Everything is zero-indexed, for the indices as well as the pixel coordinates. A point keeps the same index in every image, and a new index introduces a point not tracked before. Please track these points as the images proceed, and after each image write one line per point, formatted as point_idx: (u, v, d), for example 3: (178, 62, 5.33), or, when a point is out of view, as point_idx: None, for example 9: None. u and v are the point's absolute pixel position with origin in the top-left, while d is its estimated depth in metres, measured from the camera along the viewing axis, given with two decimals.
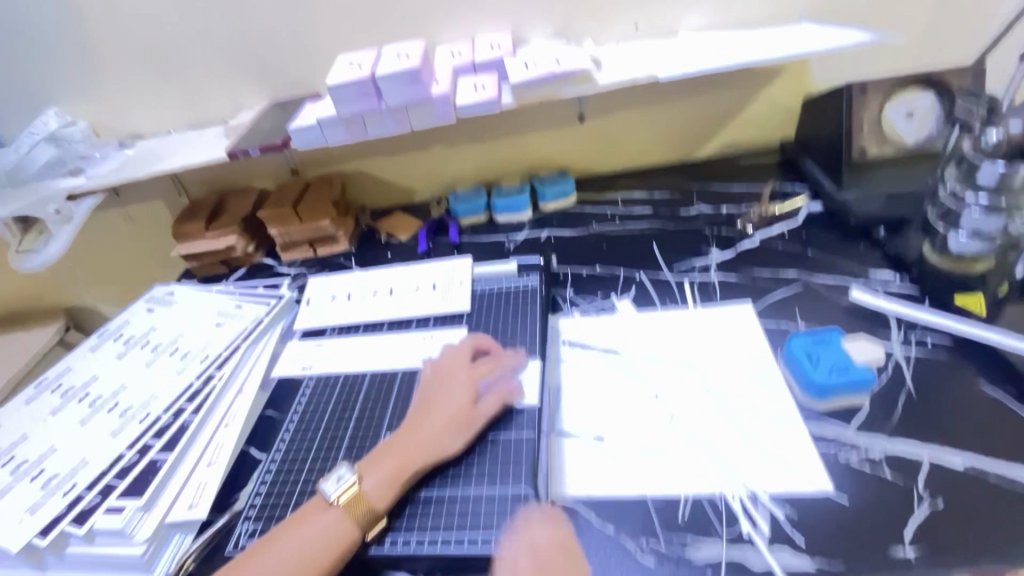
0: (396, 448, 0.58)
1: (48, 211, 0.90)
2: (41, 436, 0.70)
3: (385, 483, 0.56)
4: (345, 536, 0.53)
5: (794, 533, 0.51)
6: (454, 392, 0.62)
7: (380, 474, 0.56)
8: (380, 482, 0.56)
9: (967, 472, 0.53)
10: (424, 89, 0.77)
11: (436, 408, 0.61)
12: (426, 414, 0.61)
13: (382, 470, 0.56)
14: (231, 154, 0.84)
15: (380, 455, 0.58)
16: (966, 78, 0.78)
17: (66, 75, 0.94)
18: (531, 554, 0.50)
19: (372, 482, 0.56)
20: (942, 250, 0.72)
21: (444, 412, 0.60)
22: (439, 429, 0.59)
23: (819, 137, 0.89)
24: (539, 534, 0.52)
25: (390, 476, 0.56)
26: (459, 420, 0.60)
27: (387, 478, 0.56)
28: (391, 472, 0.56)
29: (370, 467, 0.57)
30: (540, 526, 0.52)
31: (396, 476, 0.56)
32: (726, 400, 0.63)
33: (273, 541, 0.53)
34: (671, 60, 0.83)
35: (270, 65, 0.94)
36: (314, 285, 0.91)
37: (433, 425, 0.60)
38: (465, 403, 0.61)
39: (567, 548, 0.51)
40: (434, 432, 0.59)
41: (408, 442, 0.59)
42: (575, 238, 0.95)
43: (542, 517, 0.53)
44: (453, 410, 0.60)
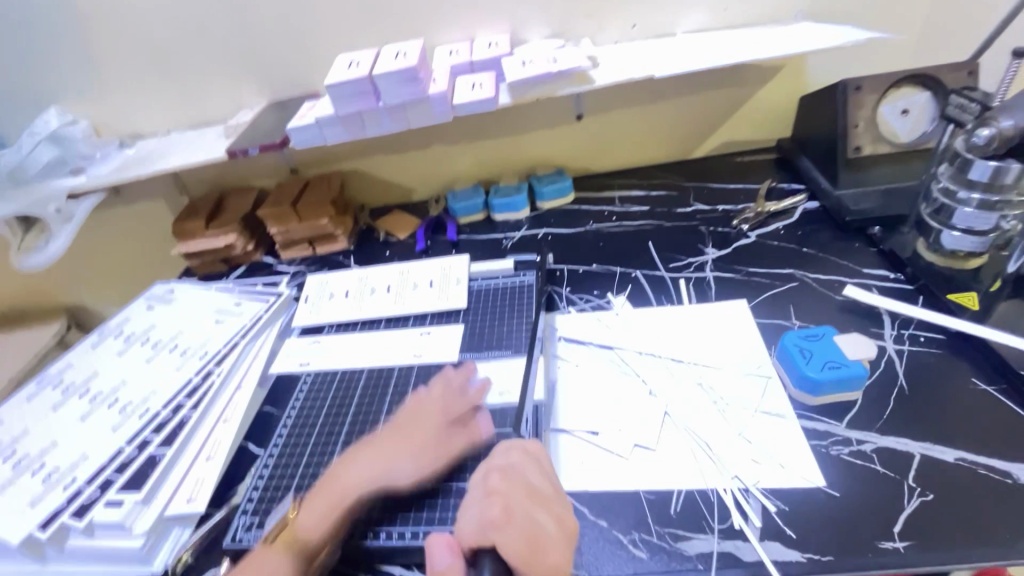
0: (339, 479, 0.58)
1: (49, 210, 0.92)
2: (42, 431, 0.70)
3: (320, 519, 0.55)
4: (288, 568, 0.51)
5: (785, 526, 0.51)
6: (408, 419, 0.62)
7: (317, 510, 0.55)
8: (315, 518, 0.55)
9: (958, 465, 0.53)
10: (421, 89, 0.78)
11: (389, 435, 0.61)
12: (376, 443, 0.61)
13: (319, 506, 0.56)
14: (230, 153, 0.85)
15: (319, 490, 0.58)
16: (960, 76, 0.79)
17: (68, 75, 0.95)
18: (497, 477, 0.50)
19: (308, 518, 0.55)
20: (937, 247, 0.73)
21: (397, 438, 0.61)
22: (389, 457, 0.59)
23: (814, 136, 0.91)
24: (512, 463, 0.51)
25: (326, 512, 0.55)
26: (412, 447, 0.60)
27: (322, 514, 0.55)
28: (332, 505, 0.56)
29: (310, 503, 0.57)
30: (516, 453, 0.52)
31: (338, 505, 0.56)
32: (720, 395, 0.63)
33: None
34: (668, 58, 0.84)
35: (270, 65, 0.95)
36: (313, 282, 0.92)
37: (380, 454, 0.59)
38: (419, 430, 0.61)
39: (534, 482, 0.50)
40: (381, 459, 0.59)
41: (353, 473, 0.58)
42: (572, 236, 0.95)
43: (517, 447, 0.53)
44: (407, 438, 0.60)
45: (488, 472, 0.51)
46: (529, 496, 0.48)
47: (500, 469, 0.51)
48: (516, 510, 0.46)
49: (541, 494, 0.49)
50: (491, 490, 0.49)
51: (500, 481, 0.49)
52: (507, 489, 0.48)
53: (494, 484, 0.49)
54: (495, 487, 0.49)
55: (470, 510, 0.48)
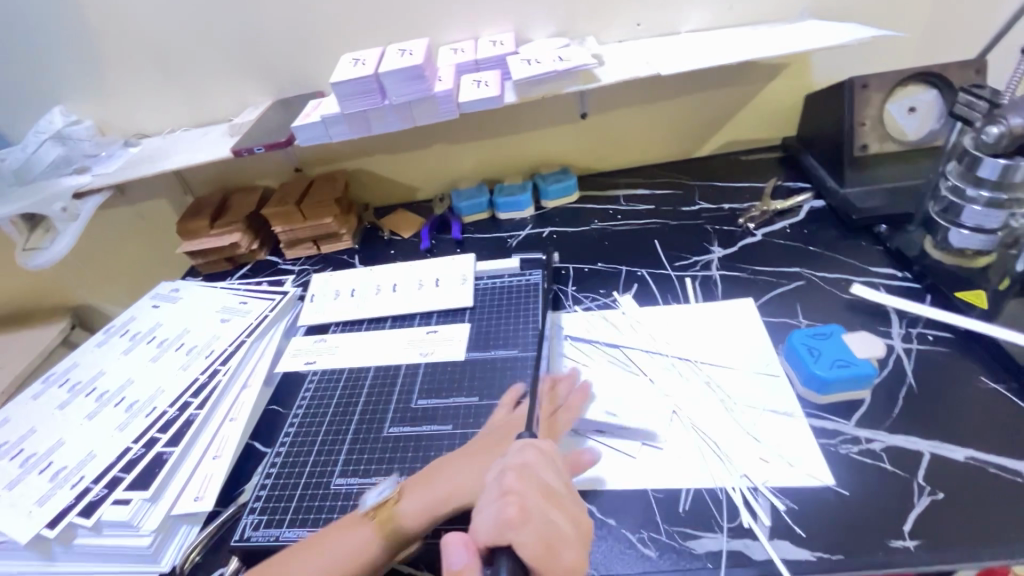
0: (450, 471, 0.56)
1: (54, 209, 0.91)
2: (49, 430, 0.70)
3: (421, 510, 0.54)
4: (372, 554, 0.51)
5: (794, 524, 0.51)
6: (526, 435, 0.58)
7: (421, 500, 0.54)
8: (417, 508, 0.54)
9: (968, 464, 0.53)
10: (426, 87, 0.78)
11: (505, 448, 0.57)
12: (488, 449, 0.57)
13: (423, 496, 0.55)
14: (235, 152, 0.85)
15: (425, 478, 0.56)
16: (968, 74, 0.78)
17: (73, 74, 0.95)
18: (513, 476, 0.47)
19: (410, 505, 0.54)
20: (945, 246, 0.73)
21: (510, 456, 0.57)
22: (496, 472, 0.55)
23: (819, 134, 0.91)
24: (527, 462, 0.49)
25: (428, 505, 0.54)
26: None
27: (424, 506, 0.54)
28: (432, 500, 0.54)
29: (414, 488, 0.56)
30: (531, 452, 0.50)
31: (435, 505, 0.54)
32: (727, 394, 0.63)
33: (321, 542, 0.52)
34: (674, 56, 0.83)
35: (274, 63, 0.95)
36: (318, 281, 0.92)
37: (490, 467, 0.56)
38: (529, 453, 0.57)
39: (550, 482, 0.48)
40: (488, 472, 0.55)
41: (462, 470, 0.56)
42: (577, 235, 0.95)
43: (532, 447, 0.51)
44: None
45: (503, 471, 0.48)
46: (544, 497, 0.46)
47: (516, 469, 0.48)
48: (533, 510, 0.44)
49: (556, 495, 0.47)
50: (507, 490, 0.46)
51: (517, 481, 0.47)
52: (525, 489, 0.46)
53: (511, 483, 0.46)
54: (511, 487, 0.46)
55: (484, 510, 0.45)
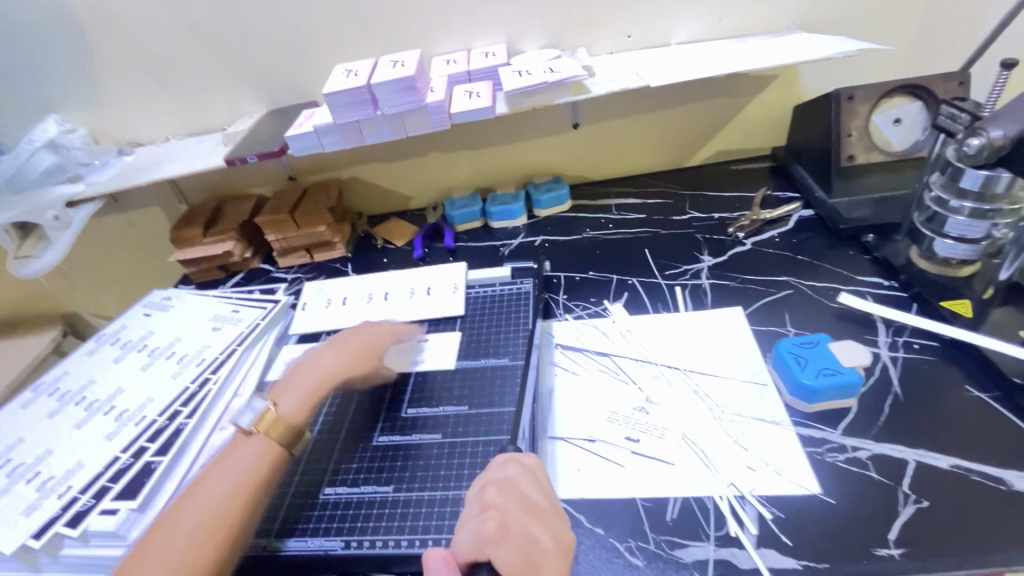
0: (309, 372, 0.66)
1: (47, 217, 0.91)
2: (37, 438, 0.70)
3: (298, 405, 0.62)
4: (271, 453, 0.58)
5: (781, 533, 0.51)
6: (363, 332, 0.72)
7: (293, 399, 0.63)
8: (294, 405, 0.62)
9: (952, 472, 0.53)
10: (419, 97, 0.78)
11: (350, 341, 0.70)
12: (329, 348, 0.70)
13: (295, 397, 0.63)
14: (228, 161, 0.85)
15: (288, 385, 0.64)
16: (951, 86, 0.80)
17: (68, 83, 0.95)
18: (494, 491, 0.48)
19: (287, 406, 0.62)
20: (930, 255, 0.74)
21: (357, 344, 0.70)
22: (348, 356, 0.68)
23: (807, 145, 0.92)
24: (508, 476, 0.49)
25: (303, 400, 0.63)
26: (367, 354, 0.70)
27: (299, 402, 0.63)
28: (304, 395, 0.63)
29: (282, 395, 0.63)
30: (513, 466, 0.50)
31: (310, 399, 0.63)
32: (716, 402, 0.64)
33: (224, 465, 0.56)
34: (663, 68, 0.84)
35: (268, 74, 0.96)
36: (311, 289, 0.92)
37: (338, 354, 0.68)
38: (369, 342, 0.71)
39: (531, 495, 0.48)
40: (340, 357, 0.68)
41: (313, 368, 0.66)
42: (569, 244, 0.96)
43: (513, 460, 0.51)
44: (361, 344, 0.70)
45: (483, 485, 0.49)
46: (524, 510, 0.46)
47: (496, 483, 0.49)
48: (512, 526, 0.45)
49: (537, 508, 0.47)
50: (486, 505, 0.47)
51: (496, 495, 0.47)
52: (504, 504, 0.46)
53: (490, 499, 0.47)
54: (491, 502, 0.47)
55: (465, 525, 0.46)
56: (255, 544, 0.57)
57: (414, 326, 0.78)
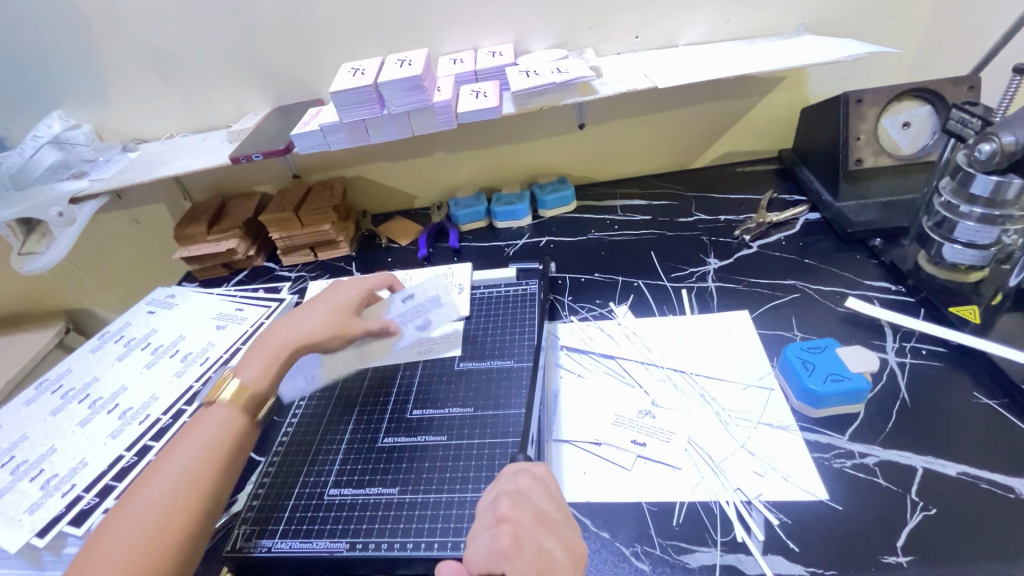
0: (274, 335, 0.64)
1: (50, 214, 0.90)
2: (41, 436, 0.70)
3: (262, 371, 0.61)
4: (234, 421, 0.57)
5: (788, 538, 0.51)
6: (332, 294, 0.70)
7: (256, 366, 0.61)
8: (257, 372, 0.60)
9: (960, 480, 0.53)
10: (426, 96, 0.78)
11: (316, 306, 0.68)
12: (294, 315, 0.67)
13: (258, 363, 0.61)
14: (233, 159, 0.85)
15: (253, 350, 0.63)
16: (962, 90, 0.79)
17: (73, 79, 0.95)
18: (508, 503, 0.46)
19: (249, 374, 0.60)
20: (938, 260, 0.73)
21: (323, 307, 0.68)
22: (313, 318, 0.66)
23: (815, 147, 0.91)
24: (520, 488, 0.49)
25: (266, 366, 0.61)
26: (335, 314, 0.67)
27: (262, 369, 0.61)
28: (267, 360, 0.62)
29: (246, 362, 0.61)
30: (525, 478, 0.50)
31: (273, 361, 0.62)
32: (722, 407, 0.63)
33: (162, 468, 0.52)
34: (671, 69, 0.84)
35: (274, 72, 0.95)
36: (316, 289, 0.92)
37: (304, 319, 0.66)
38: (337, 305, 0.68)
39: (543, 507, 0.47)
40: (306, 321, 0.66)
41: (281, 333, 0.64)
42: (574, 245, 0.95)
43: (525, 471, 0.51)
44: (328, 306, 0.68)
45: (497, 497, 0.47)
46: (538, 522, 0.45)
47: (510, 495, 0.47)
48: (527, 538, 0.44)
49: (550, 520, 0.46)
50: (501, 517, 0.45)
51: (511, 508, 0.46)
52: (519, 516, 0.45)
53: (505, 511, 0.46)
54: (505, 514, 0.45)
55: (478, 538, 0.45)
56: (243, 546, 0.57)
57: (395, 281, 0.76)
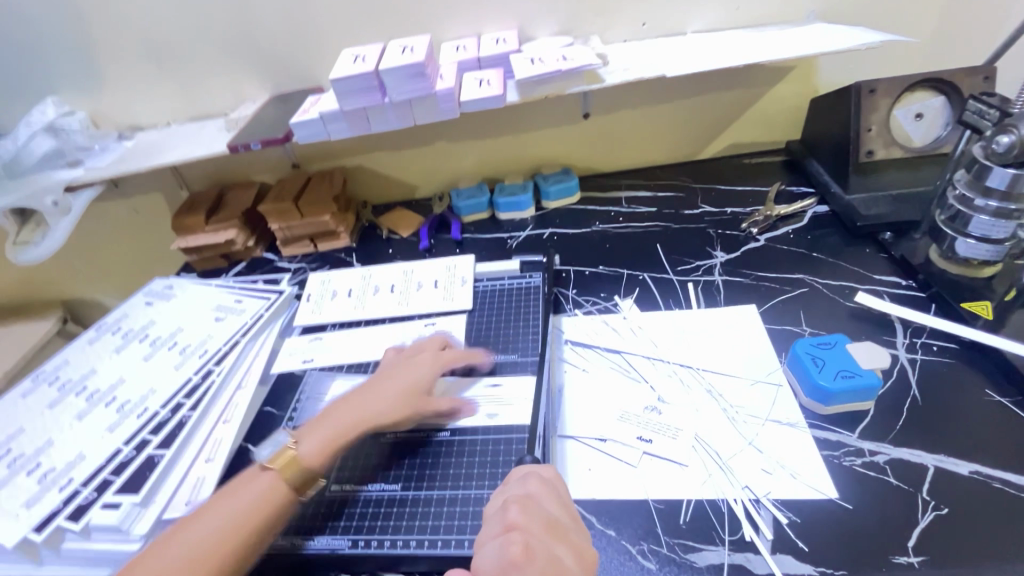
0: (344, 410, 0.59)
1: (46, 203, 0.89)
2: (38, 429, 0.69)
3: (321, 447, 0.56)
4: (274, 495, 0.52)
5: (797, 538, 0.50)
6: (413, 370, 0.64)
7: (318, 438, 0.56)
8: (316, 445, 0.56)
9: (972, 479, 0.52)
10: (428, 84, 0.76)
11: (392, 380, 0.62)
12: (376, 384, 0.62)
13: (320, 435, 0.57)
14: (232, 147, 0.83)
15: (320, 421, 0.59)
16: (976, 81, 0.77)
17: (67, 65, 0.93)
18: (517, 510, 0.46)
19: (308, 445, 0.56)
20: (950, 255, 0.72)
21: (398, 384, 0.62)
22: (386, 398, 0.60)
23: (824, 138, 0.89)
24: (530, 494, 0.48)
25: (328, 441, 0.56)
26: (409, 392, 0.61)
27: (323, 443, 0.56)
28: (329, 437, 0.57)
29: (309, 432, 0.57)
30: (534, 483, 0.49)
31: (333, 440, 0.57)
32: (730, 403, 0.62)
33: (190, 525, 0.50)
34: (679, 57, 0.82)
35: (273, 58, 0.93)
36: (315, 280, 0.90)
37: (378, 396, 0.60)
38: (416, 382, 0.62)
39: (553, 513, 0.46)
40: (379, 400, 0.60)
41: (351, 410, 0.59)
42: (578, 237, 0.94)
43: (534, 476, 0.50)
44: (403, 383, 0.62)
45: (506, 504, 0.46)
46: (548, 529, 0.45)
47: (519, 501, 0.47)
48: (537, 547, 0.42)
49: (560, 526, 0.46)
50: (510, 525, 0.44)
51: (520, 515, 0.45)
52: (528, 524, 0.45)
53: (514, 518, 0.45)
54: (515, 522, 0.45)
55: (487, 546, 0.44)
56: None
57: (479, 355, 0.70)
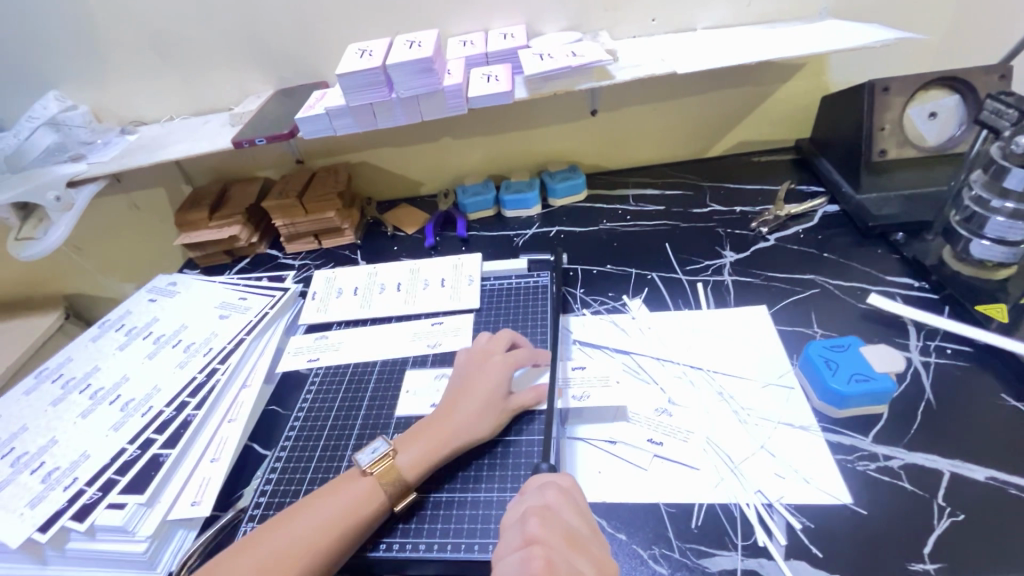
0: (437, 425, 0.58)
1: (48, 198, 0.87)
2: (41, 427, 0.68)
3: (418, 461, 0.56)
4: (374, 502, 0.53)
5: (811, 544, 0.50)
6: (491, 378, 0.62)
7: (415, 451, 0.56)
8: (415, 458, 0.56)
9: (988, 485, 0.52)
10: (436, 80, 0.75)
11: (473, 391, 0.61)
12: (461, 395, 0.61)
13: (418, 447, 0.57)
14: (235, 143, 0.82)
15: (416, 433, 0.58)
16: (991, 80, 0.76)
17: (69, 58, 0.92)
18: (537, 523, 0.44)
19: (408, 457, 0.56)
20: (964, 257, 0.71)
21: (482, 395, 0.60)
22: (474, 412, 0.59)
23: (835, 137, 0.88)
24: (548, 504, 0.47)
25: (424, 454, 0.56)
26: (495, 404, 0.60)
27: (420, 456, 0.56)
28: (426, 450, 0.56)
29: (406, 443, 0.57)
30: (552, 493, 0.48)
31: (431, 453, 0.56)
32: (741, 405, 0.62)
33: (286, 520, 0.52)
34: (690, 54, 0.81)
35: (277, 52, 0.92)
36: (320, 278, 0.90)
37: (465, 409, 0.59)
38: (498, 393, 0.61)
39: (573, 524, 0.46)
40: (468, 414, 0.59)
41: (445, 425, 0.58)
42: (585, 236, 0.93)
43: (552, 485, 0.49)
44: (487, 395, 0.60)
45: (525, 516, 0.45)
46: (569, 542, 0.44)
47: (539, 513, 0.46)
48: (559, 561, 0.42)
49: (580, 538, 0.44)
50: (531, 538, 0.43)
51: (540, 528, 0.44)
52: (548, 537, 0.43)
53: (534, 532, 0.44)
54: (535, 536, 0.43)
55: (507, 559, 0.43)
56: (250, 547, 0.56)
57: (542, 353, 0.68)
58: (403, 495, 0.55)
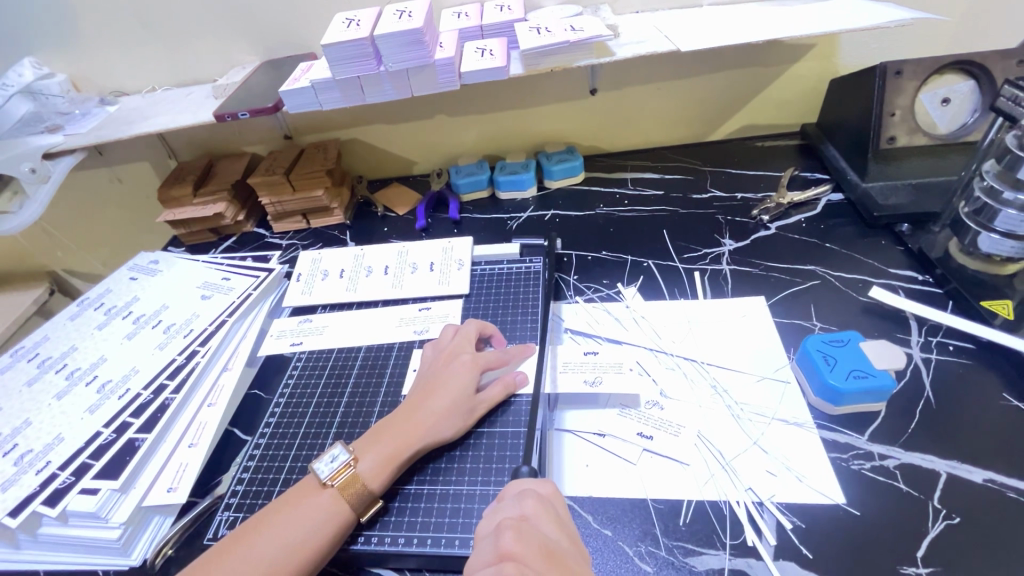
0: (397, 425, 0.56)
1: (22, 170, 0.83)
2: (16, 408, 0.66)
3: (380, 465, 0.53)
4: (335, 519, 0.50)
5: (802, 544, 0.48)
6: (455, 377, 0.59)
7: (377, 456, 0.53)
8: (376, 463, 0.53)
9: (985, 487, 0.50)
10: (427, 52, 0.71)
11: (437, 391, 0.58)
12: (424, 395, 0.58)
13: (379, 451, 0.54)
14: (218, 117, 0.78)
15: (376, 434, 0.55)
16: (1009, 65, 0.72)
17: (43, 22, 0.87)
18: (512, 536, 0.42)
19: (368, 464, 0.53)
20: (972, 250, 0.69)
21: (446, 395, 0.57)
22: (437, 413, 0.56)
23: (842, 122, 0.85)
24: (527, 515, 0.44)
25: (386, 459, 0.53)
26: (460, 405, 0.57)
27: (382, 461, 0.53)
28: (387, 453, 0.54)
29: (366, 447, 0.54)
30: (530, 502, 0.46)
31: (393, 457, 0.54)
32: (734, 400, 0.60)
33: (246, 542, 0.48)
34: (696, 31, 0.77)
35: (263, 22, 0.88)
36: (306, 259, 0.87)
37: (429, 409, 0.56)
38: (463, 393, 0.58)
39: (552, 538, 0.43)
40: (431, 415, 0.56)
41: (405, 425, 0.56)
42: (581, 220, 0.90)
43: (532, 494, 0.47)
44: (451, 396, 0.57)
45: (500, 528, 0.43)
46: (546, 556, 0.41)
47: (514, 525, 0.43)
48: None
49: (558, 551, 0.42)
50: (504, 553, 0.40)
51: (515, 542, 0.41)
52: (523, 552, 0.40)
53: (508, 546, 0.41)
54: (509, 550, 0.41)
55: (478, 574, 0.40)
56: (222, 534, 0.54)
57: (524, 347, 0.65)
58: (368, 502, 0.52)
